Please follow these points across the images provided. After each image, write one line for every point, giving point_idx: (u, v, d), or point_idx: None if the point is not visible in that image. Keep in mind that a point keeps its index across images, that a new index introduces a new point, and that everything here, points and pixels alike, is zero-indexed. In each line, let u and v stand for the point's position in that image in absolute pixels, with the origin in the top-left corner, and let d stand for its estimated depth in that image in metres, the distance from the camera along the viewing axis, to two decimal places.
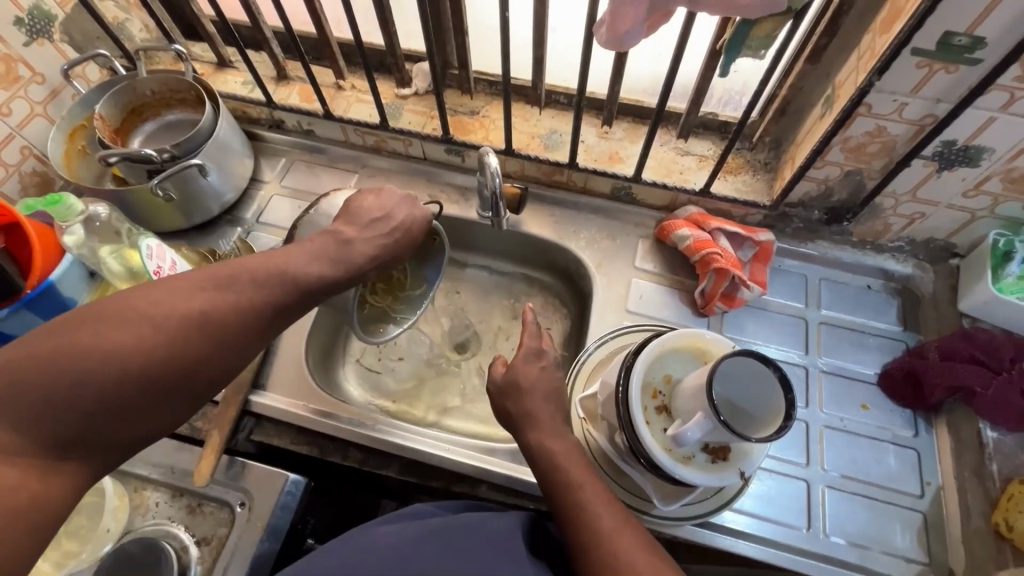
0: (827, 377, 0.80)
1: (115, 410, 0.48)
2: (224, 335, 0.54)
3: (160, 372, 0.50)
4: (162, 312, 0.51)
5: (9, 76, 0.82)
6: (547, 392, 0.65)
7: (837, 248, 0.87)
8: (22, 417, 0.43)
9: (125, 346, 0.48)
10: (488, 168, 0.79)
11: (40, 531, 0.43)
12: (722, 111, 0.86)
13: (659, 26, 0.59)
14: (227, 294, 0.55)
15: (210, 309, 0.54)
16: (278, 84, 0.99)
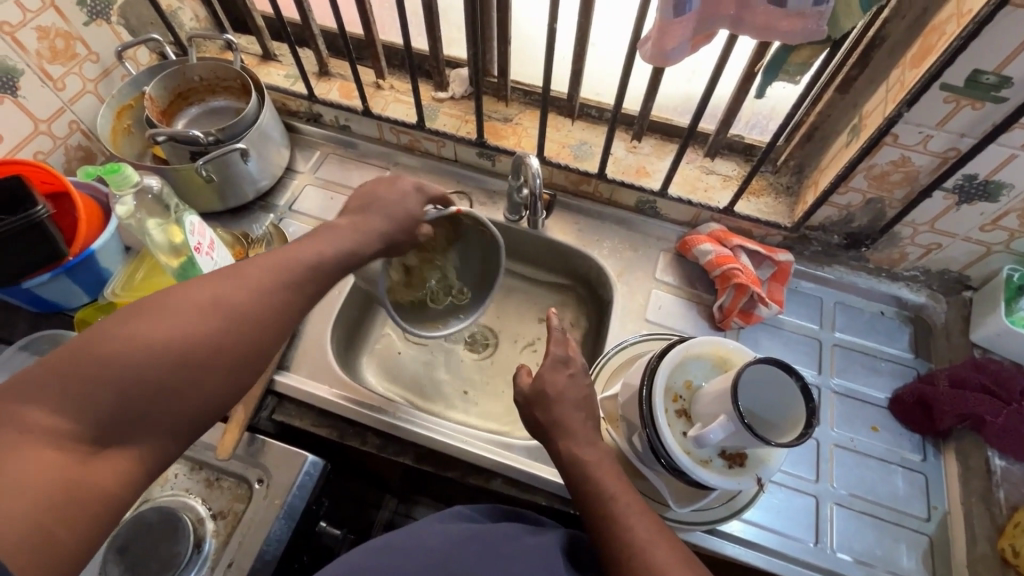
0: (839, 398, 0.82)
1: (160, 402, 0.46)
2: (267, 318, 0.55)
3: (205, 365, 0.49)
4: (207, 297, 0.51)
5: (67, 53, 0.85)
6: (577, 398, 0.66)
7: (853, 273, 0.90)
8: (70, 407, 0.41)
9: (169, 338, 0.47)
10: (529, 170, 0.81)
11: (89, 523, 0.41)
12: (748, 134, 0.89)
13: (702, 46, 0.62)
14: (262, 292, 0.55)
15: (248, 306, 0.53)
16: (319, 79, 1.02)
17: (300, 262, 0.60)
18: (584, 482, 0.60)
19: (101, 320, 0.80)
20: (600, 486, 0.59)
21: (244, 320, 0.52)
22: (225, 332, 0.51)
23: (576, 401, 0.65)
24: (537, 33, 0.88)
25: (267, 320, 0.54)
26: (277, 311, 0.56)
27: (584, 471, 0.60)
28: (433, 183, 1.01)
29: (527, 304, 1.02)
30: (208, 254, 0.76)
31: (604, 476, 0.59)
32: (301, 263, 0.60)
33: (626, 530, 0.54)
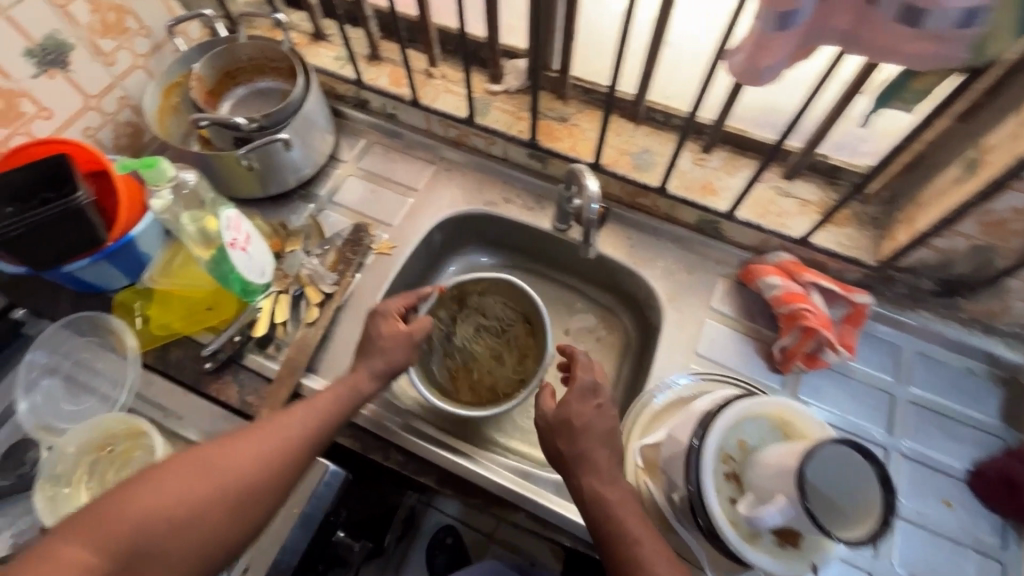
0: (908, 463, 0.73)
1: (175, 542, 0.50)
2: (285, 470, 0.58)
3: (219, 507, 0.53)
4: (233, 450, 0.57)
5: (118, 27, 0.83)
6: (603, 435, 0.61)
7: (940, 322, 0.79)
8: (98, 539, 0.47)
9: (189, 483, 0.53)
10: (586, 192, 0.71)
11: None
12: (835, 155, 0.79)
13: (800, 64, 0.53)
14: (283, 422, 0.61)
15: (267, 444, 0.59)
16: (369, 63, 0.97)
17: (322, 410, 0.64)
18: (608, 528, 0.56)
19: (139, 306, 0.81)
20: (627, 535, 0.55)
21: (262, 471, 0.57)
22: (242, 486, 0.55)
23: (605, 442, 0.60)
24: (605, 27, 0.80)
25: (285, 476, 0.58)
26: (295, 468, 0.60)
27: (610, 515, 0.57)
28: (479, 182, 0.95)
29: (566, 314, 0.95)
30: (242, 249, 0.73)
31: (633, 524, 0.56)
32: (323, 409, 0.64)
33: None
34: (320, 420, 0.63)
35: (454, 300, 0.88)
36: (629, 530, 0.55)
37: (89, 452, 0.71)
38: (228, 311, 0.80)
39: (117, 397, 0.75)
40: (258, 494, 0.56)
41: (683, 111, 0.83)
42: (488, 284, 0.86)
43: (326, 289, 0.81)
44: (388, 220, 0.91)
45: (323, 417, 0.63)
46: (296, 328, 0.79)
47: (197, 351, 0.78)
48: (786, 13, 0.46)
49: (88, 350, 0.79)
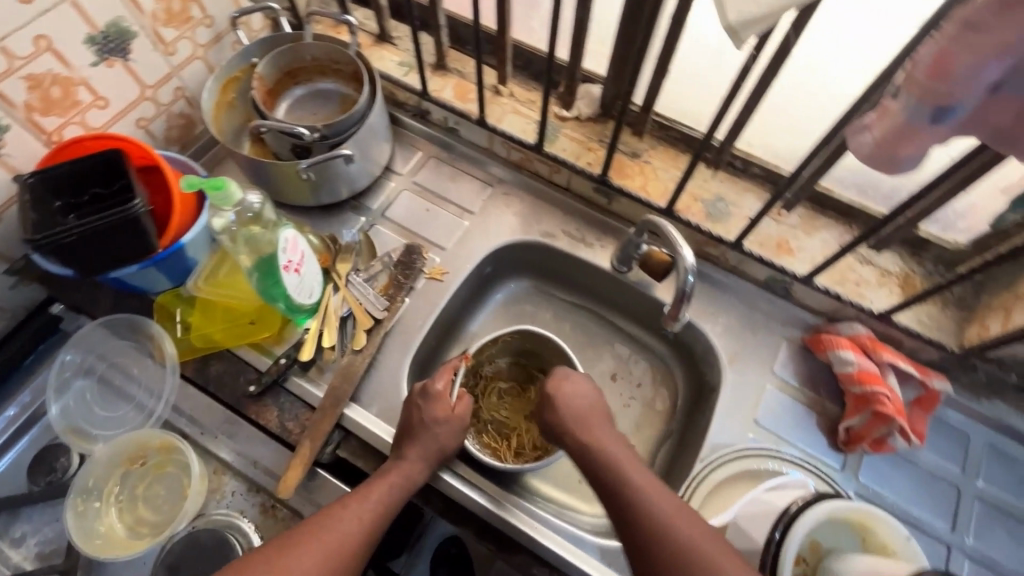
0: (970, 563, 0.70)
1: None
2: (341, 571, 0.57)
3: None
4: (296, 556, 0.56)
5: (183, 16, 0.79)
6: (573, 400, 0.68)
7: (1016, 415, 0.75)
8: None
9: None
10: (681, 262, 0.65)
11: None
12: (924, 228, 0.74)
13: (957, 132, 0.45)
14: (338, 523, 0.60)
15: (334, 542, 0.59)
16: (434, 73, 0.93)
17: (377, 500, 0.63)
18: (610, 471, 0.61)
19: (179, 311, 0.77)
20: (634, 483, 0.59)
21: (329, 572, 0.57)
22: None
23: (580, 411, 0.67)
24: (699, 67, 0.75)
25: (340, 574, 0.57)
26: (354, 566, 0.59)
27: (596, 457, 0.63)
28: (537, 210, 0.90)
29: (616, 360, 0.90)
30: (296, 271, 0.70)
31: (614, 452, 0.63)
32: (378, 501, 0.63)
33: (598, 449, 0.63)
34: (374, 515, 0.62)
35: (470, 373, 0.84)
36: (618, 466, 0.61)
37: (119, 464, 0.71)
38: (272, 327, 0.76)
39: (154, 408, 0.72)
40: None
41: (784, 169, 0.77)
42: (510, 345, 0.84)
43: (376, 314, 0.78)
44: (442, 243, 0.87)
45: (376, 507, 0.63)
46: (343, 353, 0.76)
47: (236, 368, 0.75)
48: (943, 107, 0.42)
49: (125, 355, 0.76)
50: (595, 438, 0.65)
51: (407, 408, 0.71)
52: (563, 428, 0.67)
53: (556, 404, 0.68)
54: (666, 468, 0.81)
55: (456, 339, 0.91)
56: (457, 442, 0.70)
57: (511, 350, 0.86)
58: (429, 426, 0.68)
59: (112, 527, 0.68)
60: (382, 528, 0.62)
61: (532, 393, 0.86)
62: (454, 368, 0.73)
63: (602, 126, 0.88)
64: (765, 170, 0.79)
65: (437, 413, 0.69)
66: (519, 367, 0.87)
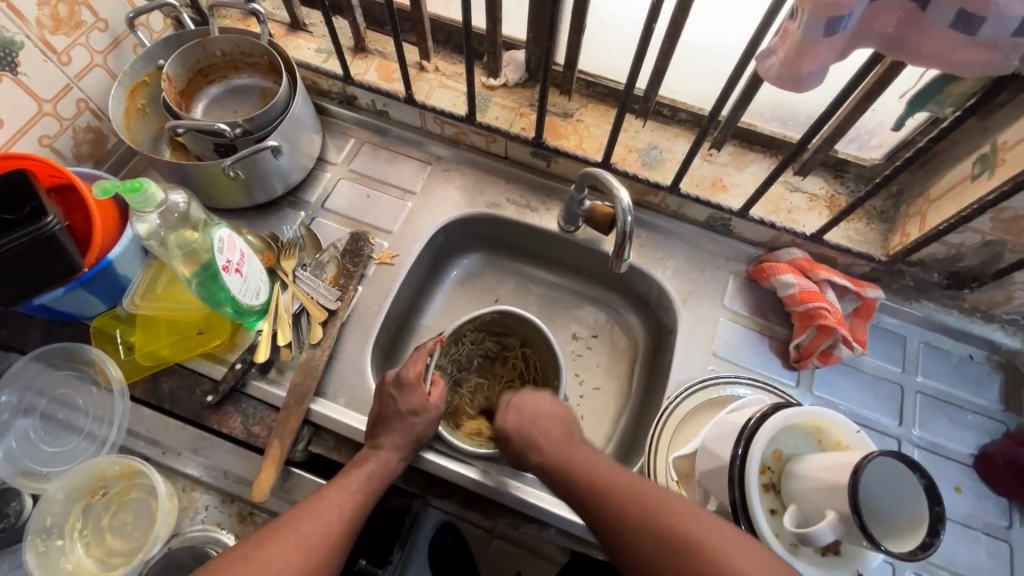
0: (920, 452, 0.76)
1: None
2: (325, 561, 0.57)
3: None
4: (280, 547, 0.55)
5: (72, 21, 0.74)
6: (539, 415, 0.68)
7: (943, 312, 0.81)
8: None
9: None
10: (618, 203, 0.67)
11: None
12: (843, 149, 0.78)
13: (857, 37, 0.48)
14: (316, 512, 0.59)
15: (313, 532, 0.57)
16: (355, 56, 0.91)
17: (355, 490, 0.63)
18: (649, 507, 0.53)
19: (119, 332, 0.74)
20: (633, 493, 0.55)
21: (310, 568, 0.55)
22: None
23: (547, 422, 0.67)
24: (614, 21, 0.76)
25: (322, 565, 0.56)
26: (337, 556, 0.58)
27: (622, 489, 0.56)
28: (479, 182, 0.90)
29: (575, 319, 0.93)
30: (237, 272, 0.67)
31: (648, 484, 0.55)
32: (356, 489, 0.63)
33: (611, 477, 0.58)
34: (353, 504, 0.62)
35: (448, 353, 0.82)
36: (661, 503, 0.53)
37: (79, 498, 0.68)
38: (223, 334, 0.74)
39: (106, 436, 0.69)
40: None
41: (704, 109, 0.80)
42: (488, 325, 0.82)
43: (329, 306, 0.77)
44: (387, 228, 0.86)
45: (355, 498, 0.62)
46: (301, 350, 0.75)
47: (191, 381, 0.72)
48: (835, 18, 0.44)
49: (66, 386, 0.71)
50: (581, 455, 0.62)
51: (378, 393, 0.71)
52: (534, 452, 0.64)
53: (521, 416, 0.68)
54: (636, 413, 0.84)
55: (416, 322, 0.91)
56: (432, 429, 0.70)
57: (487, 325, 0.82)
58: (406, 415, 0.67)
59: (81, 562, 0.65)
60: (362, 517, 0.62)
61: (512, 362, 0.84)
62: (427, 353, 0.73)
63: (531, 91, 0.89)
64: (690, 114, 0.82)
65: (413, 402, 0.68)
66: (500, 342, 0.84)
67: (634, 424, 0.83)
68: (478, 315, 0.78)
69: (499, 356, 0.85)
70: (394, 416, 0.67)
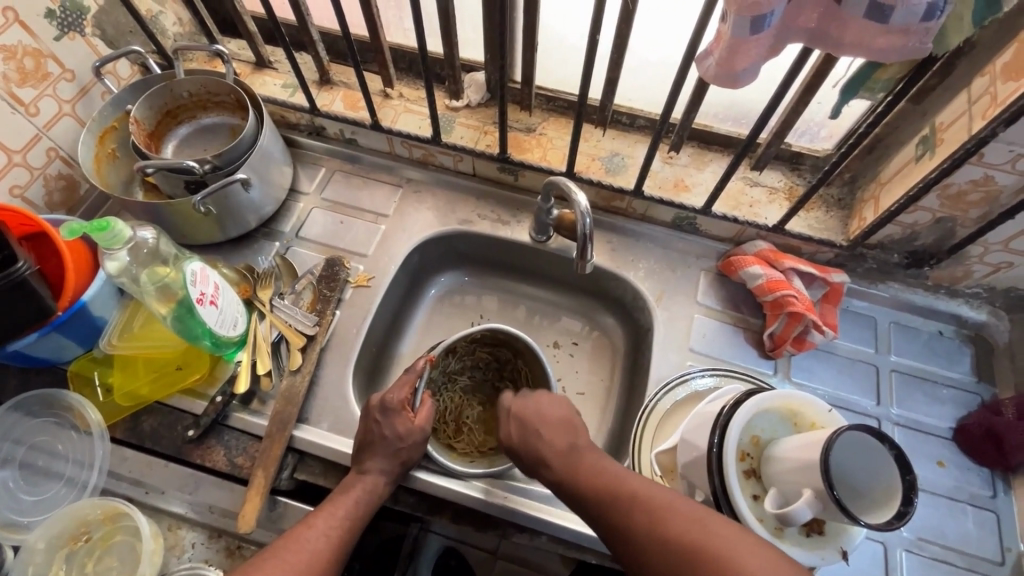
0: (901, 430, 0.77)
1: None
2: None
3: None
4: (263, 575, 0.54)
5: (38, 73, 0.76)
6: (536, 422, 0.67)
7: (909, 291, 0.84)
8: None
9: None
10: (576, 205, 0.69)
11: None
12: (796, 142, 0.82)
13: (786, 32, 0.50)
14: (304, 540, 0.59)
15: (301, 556, 0.57)
16: (321, 88, 0.93)
17: (341, 516, 0.62)
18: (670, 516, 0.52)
19: (97, 374, 0.74)
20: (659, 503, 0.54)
21: None
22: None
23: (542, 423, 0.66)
24: (563, 38, 0.79)
25: None
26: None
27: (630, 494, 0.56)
28: (450, 202, 0.92)
29: (555, 328, 0.94)
30: (212, 304, 0.68)
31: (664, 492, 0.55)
32: (345, 516, 0.62)
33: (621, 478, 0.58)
34: (341, 531, 0.61)
35: (437, 369, 0.81)
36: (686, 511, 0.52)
37: (61, 546, 0.66)
38: (201, 367, 0.74)
39: (87, 480, 0.69)
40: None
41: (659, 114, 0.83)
42: (479, 339, 0.81)
43: (307, 331, 0.77)
44: (362, 251, 0.87)
45: (341, 523, 0.62)
46: (281, 377, 0.75)
47: (172, 418, 0.72)
48: (759, 17, 0.47)
49: (45, 433, 0.71)
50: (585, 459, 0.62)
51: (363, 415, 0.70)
52: (543, 455, 0.64)
53: (522, 420, 0.68)
54: (620, 415, 0.84)
55: (397, 344, 0.91)
56: (420, 452, 0.69)
57: (482, 337, 0.81)
58: (392, 441, 0.66)
59: None
60: (348, 543, 0.61)
61: (504, 371, 0.84)
62: (417, 373, 0.71)
63: (493, 109, 0.91)
64: (648, 119, 0.85)
65: (398, 427, 0.67)
66: (490, 352, 0.84)
67: (619, 426, 0.83)
68: (469, 332, 0.76)
69: (491, 366, 0.85)
70: (380, 441, 0.66)
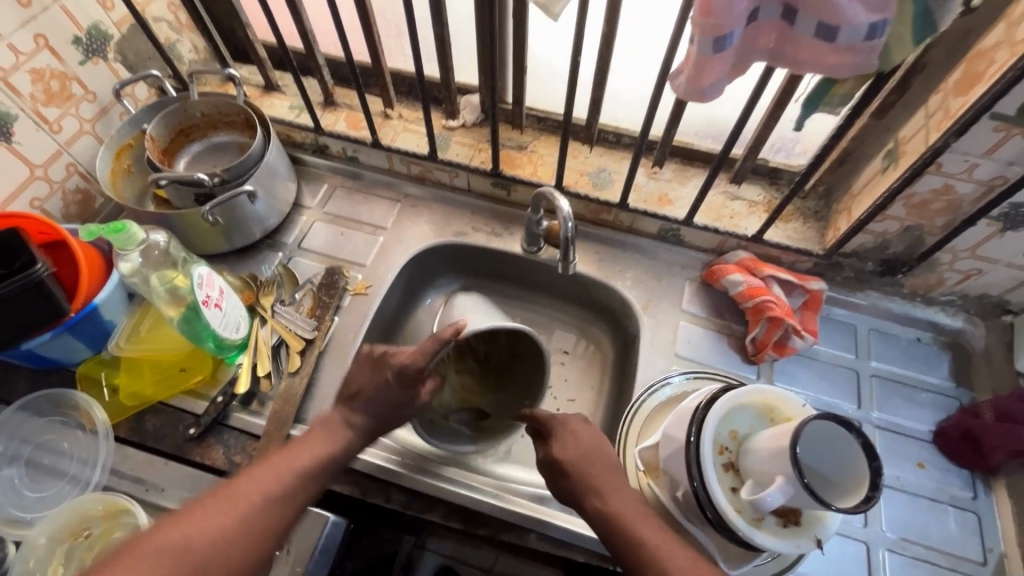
0: (881, 433, 0.79)
1: None
2: (256, 525, 0.54)
3: None
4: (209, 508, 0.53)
5: (63, 94, 0.82)
6: (586, 452, 0.60)
7: (887, 299, 0.87)
8: None
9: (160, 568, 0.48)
10: (558, 211, 0.73)
11: None
12: (773, 158, 0.86)
13: (747, 49, 0.55)
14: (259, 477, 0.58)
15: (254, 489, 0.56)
16: (325, 110, 0.99)
17: (300, 464, 0.61)
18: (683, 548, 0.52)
19: (104, 376, 0.77)
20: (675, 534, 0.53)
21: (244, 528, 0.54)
22: (210, 550, 0.51)
23: (587, 457, 0.59)
24: (551, 61, 0.85)
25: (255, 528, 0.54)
26: (269, 525, 0.56)
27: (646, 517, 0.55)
28: (446, 215, 0.97)
29: (546, 337, 0.97)
30: (216, 306, 0.71)
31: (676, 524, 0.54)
32: (302, 465, 0.61)
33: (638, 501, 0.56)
34: (297, 478, 0.60)
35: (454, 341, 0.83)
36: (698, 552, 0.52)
37: (62, 540, 0.66)
38: (204, 370, 0.77)
39: (89, 477, 0.71)
40: (227, 553, 0.52)
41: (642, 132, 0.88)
42: (475, 322, 0.83)
43: (307, 336, 0.80)
44: (361, 261, 0.91)
45: (299, 473, 0.60)
46: (280, 379, 0.78)
47: (174, 418, 0.75)
48: (720, 38, 0.52)
49: (51, 432, 0.73)
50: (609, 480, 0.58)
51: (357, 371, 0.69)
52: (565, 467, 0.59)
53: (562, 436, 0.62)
54: (609, 421, 0.87)
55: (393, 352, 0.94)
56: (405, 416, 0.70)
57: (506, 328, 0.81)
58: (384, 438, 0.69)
59: None
60: (300, 490, 0.59)
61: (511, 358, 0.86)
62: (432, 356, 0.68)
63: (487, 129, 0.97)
64: (633, 137, 0.89)
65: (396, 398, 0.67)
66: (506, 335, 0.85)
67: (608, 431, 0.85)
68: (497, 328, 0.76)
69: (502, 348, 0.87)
70: (373, 391, 0.67)
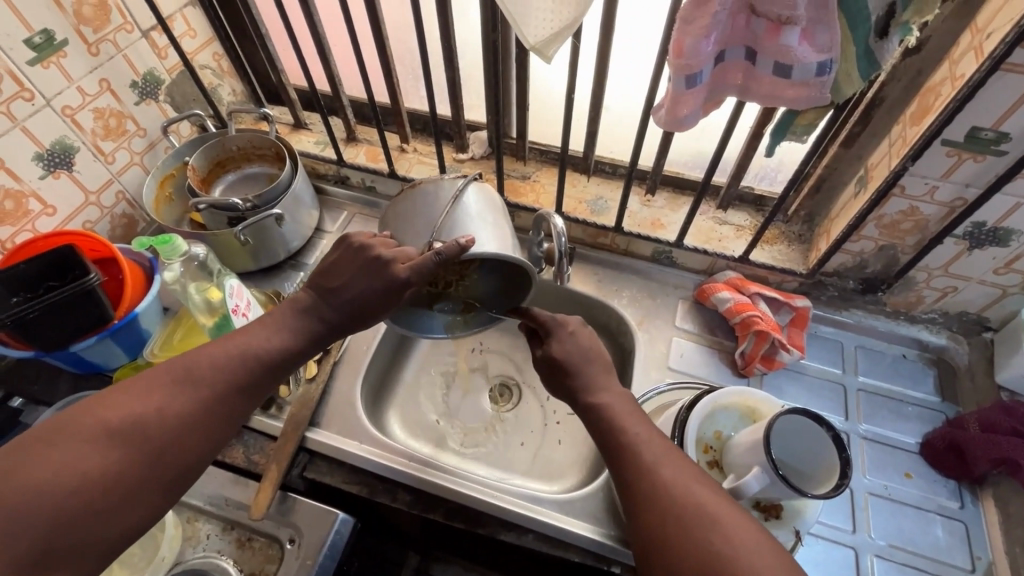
0: (869, 444, 0.81)
1: (99, 501, 0.48)
2: (209, 409, 0.56)
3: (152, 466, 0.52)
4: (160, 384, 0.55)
5: (118, 130, 0.92)
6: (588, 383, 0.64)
7: (872, 317, 0.91)
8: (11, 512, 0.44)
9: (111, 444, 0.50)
10: (554, 229, 0.80)
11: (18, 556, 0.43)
12: (758, 186, 0.93)
13: (717, 83, 0.63)
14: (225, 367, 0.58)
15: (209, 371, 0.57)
16: (347, 145, 1.09)
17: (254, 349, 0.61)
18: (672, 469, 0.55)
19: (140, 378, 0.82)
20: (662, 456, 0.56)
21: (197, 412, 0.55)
22: (167, 428, 0.53)
23: (586, 360, 0.66)
24: (551, 100, 0.94)
25: (207, 412, 0.56)
26: (223, 409, 0.57)
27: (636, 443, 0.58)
28: None
29: None
30: (244, 314, 0.78)
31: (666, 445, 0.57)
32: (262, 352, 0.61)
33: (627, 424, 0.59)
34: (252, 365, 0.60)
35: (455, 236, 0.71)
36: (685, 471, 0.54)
37: None
38: None
39: None
40: (191, 433, 0.55)
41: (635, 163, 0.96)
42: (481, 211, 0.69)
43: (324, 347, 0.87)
44: None
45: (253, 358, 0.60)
46: (298, 385, 0.84)
47: None
48: (691, 76, 0.60)
49: None
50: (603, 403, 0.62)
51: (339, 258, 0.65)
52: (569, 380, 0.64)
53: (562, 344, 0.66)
54: None
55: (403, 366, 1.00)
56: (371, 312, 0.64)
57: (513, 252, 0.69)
58: None
59: None
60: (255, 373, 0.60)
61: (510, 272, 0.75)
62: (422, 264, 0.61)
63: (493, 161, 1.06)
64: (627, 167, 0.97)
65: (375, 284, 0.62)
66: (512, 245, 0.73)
67: None
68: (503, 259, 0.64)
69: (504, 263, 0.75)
70: (357, 288, 0.63)
